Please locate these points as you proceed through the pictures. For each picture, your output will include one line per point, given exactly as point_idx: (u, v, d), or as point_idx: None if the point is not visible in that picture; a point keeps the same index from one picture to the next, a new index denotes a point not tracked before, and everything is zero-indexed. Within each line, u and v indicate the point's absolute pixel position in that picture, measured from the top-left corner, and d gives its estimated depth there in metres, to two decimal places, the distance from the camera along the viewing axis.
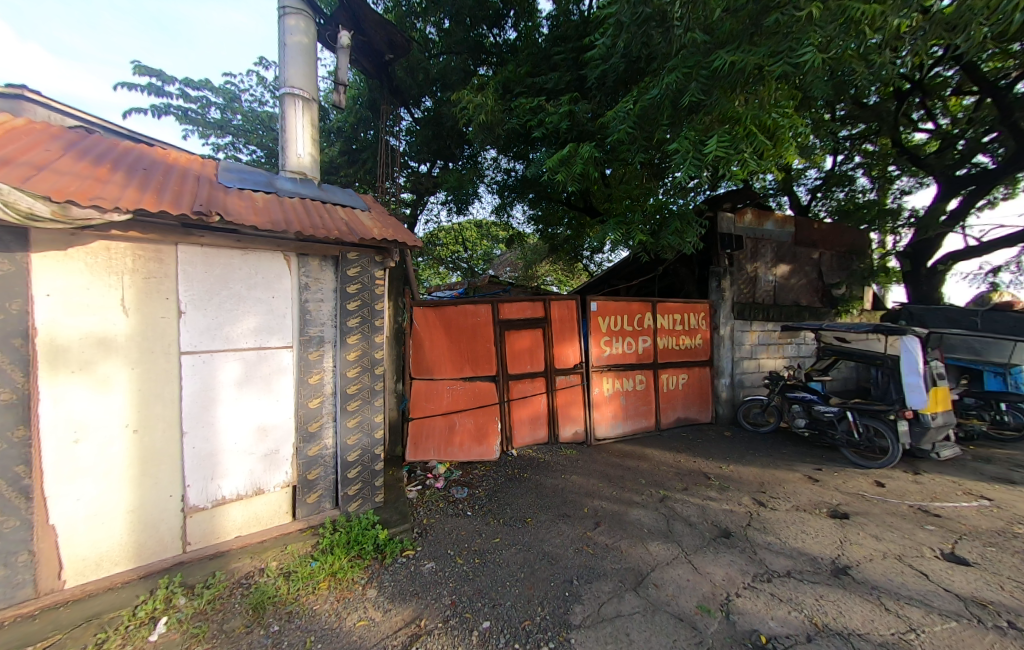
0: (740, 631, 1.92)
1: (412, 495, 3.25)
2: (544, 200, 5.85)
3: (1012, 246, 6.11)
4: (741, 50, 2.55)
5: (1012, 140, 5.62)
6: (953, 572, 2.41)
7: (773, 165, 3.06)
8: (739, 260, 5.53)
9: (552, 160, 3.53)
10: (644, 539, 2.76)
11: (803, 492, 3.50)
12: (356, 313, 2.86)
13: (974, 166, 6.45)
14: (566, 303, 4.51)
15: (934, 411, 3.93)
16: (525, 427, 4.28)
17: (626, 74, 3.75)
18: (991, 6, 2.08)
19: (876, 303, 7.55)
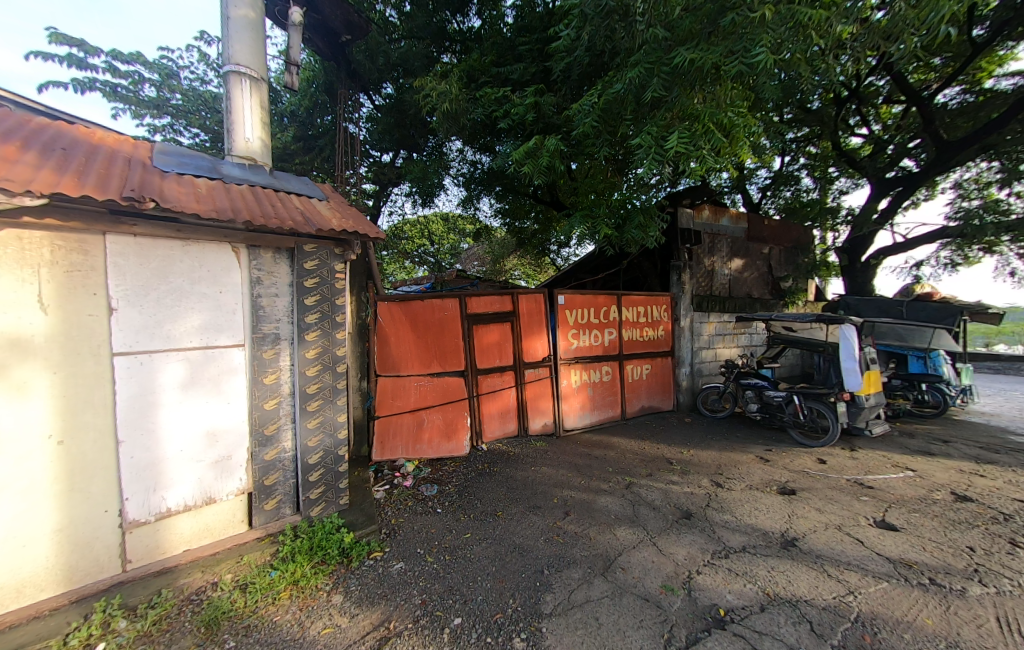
0: (702, 606, 2.02)
1: (380, 495, 3.15)
2: (510, 192, 5.83)
3: (931, 242, 6.82)
4: (700, 48, 2.62)
5: (933, 145, 6.23)
6: (884, 537, 2.67)
7: (728, 162, 3.19)
8: (698, 255, 5.79)
9: (518, 152, 3.49)
10: (612, 525, 2.83)
11: (756, 471, 3.74)
12: (315, 308, 2.71)
13: (901, 169, 7.08)
14: (534, 297, 4.56)
15: (867, 392, 4.33)
16: (494, 421, 4.27)
17: (591, 68, 3.77)
18: (920, 18, 2.27)
19: (818, 295, 8.18)
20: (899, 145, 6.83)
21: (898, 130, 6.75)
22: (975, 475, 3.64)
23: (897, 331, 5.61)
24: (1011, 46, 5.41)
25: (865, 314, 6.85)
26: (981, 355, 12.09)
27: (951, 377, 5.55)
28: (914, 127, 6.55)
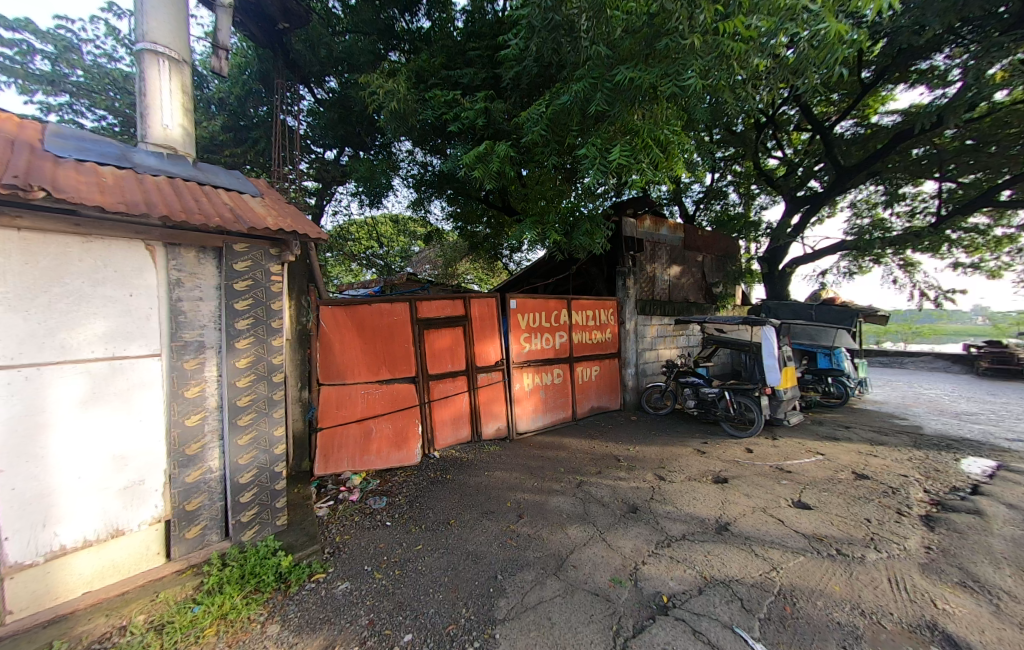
0: (647, 595, 2.12)
1: (323, 512, 2.95)
2: (462, 196, 5.81)
3: (833, 254, 7.82)
4: (638, 68, 2.80)
5: (833, 170, 7.17)
6: (800, 516, 2.98)
7: (666, 176, 3.43)
8: (641, 261, 6.14)
9: (468, 156, 3.48)
10: (564, 524, 2.89)
11: (694, 463, 4.02)
12: (247, 313, 2.49)
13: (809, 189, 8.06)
14: (486, 301, 4.55)
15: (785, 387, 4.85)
16: (447, 427, 4.19)
17: (538, 78, 3.87)
18: (819, 58, 2.61)
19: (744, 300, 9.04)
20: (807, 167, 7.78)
21: (806, 155, 7.70)
22: (870, 455, 4.21)
23: (808, 331, 6.25)
24: (890, 89, 6.40)
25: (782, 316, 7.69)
26: (873, 351, 14.05)
27: (850, 371, 6.40)
28: (818, 152, 7.49)
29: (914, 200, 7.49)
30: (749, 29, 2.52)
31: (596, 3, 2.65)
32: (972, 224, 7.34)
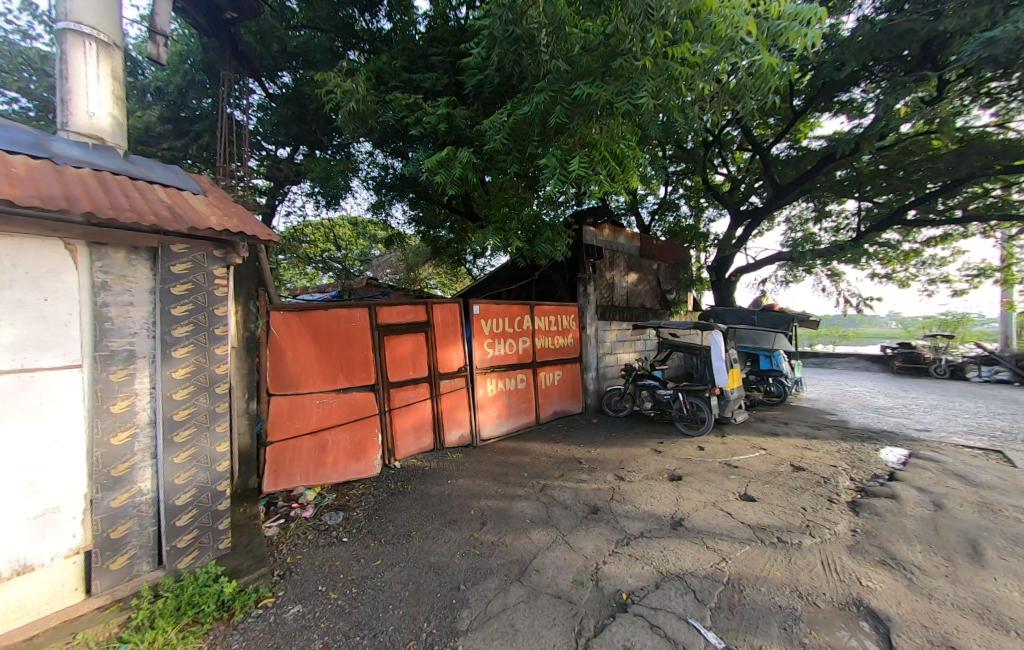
0: (608, 594, 2.17)
1: (272, 532, 2.75)
2: (424, 200, 5.77)
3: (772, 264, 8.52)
4: (595, 85, 2.92)
5: (771, 187, 7.84)
6: (745, 508, 3.19)
7: (622, 188, 3.59)
8: (601, 268, 6.36)
9: (429, 161, 3.45)
10: (527, 529, 2.90)
11: (651, 463, 4.19)
12: (185, 319, 2.30)
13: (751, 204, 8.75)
14: (449, 307, 4.51)
15: (731, 387, 5.19)
16: (408, 436, 4.08)
17: (500, 87, 3.93)
18: (755, 86, 2.86)
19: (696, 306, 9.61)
20: (749, 184, 8.45)
21: (747, 172, 8.36)
22: (806, 448, 4.60)
23: (751, 335, 6.75)
24: (817, 116, 7.12)
25: (729, 321, 8.25)
26: (807, 353, 15.40)
27: (788, 371, 6.98)
28: (758, 171, 8.17)
29: (839, 217, 8.35)
30: (694, 55, 2.72)
31: (554, 20, 2.75)
32: (886, 240, 8.30)
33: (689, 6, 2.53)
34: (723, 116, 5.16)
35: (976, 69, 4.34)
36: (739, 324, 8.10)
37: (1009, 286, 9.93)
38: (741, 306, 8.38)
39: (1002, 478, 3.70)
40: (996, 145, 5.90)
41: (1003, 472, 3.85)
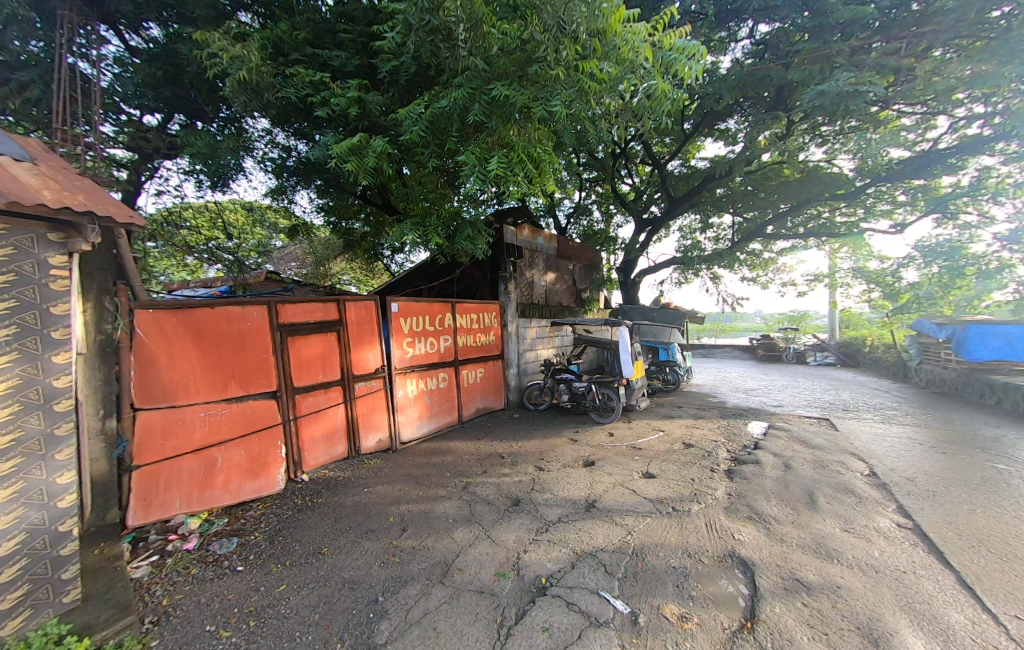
0: (528, 581, 2.25)
1: (141, 573, 2.28)
2: (333, 188, 5.39)
3: (669, 267, 9.67)
4: (513, 87, 2.99)
5: (667, 199, 8.89)
6: (647, 484, 3.57)
7: (539, 190, 3.73)
8: (521, 268, 6.56)
9: (338, 146, 3.20)
10: (450, 529, 2.86)
11: (567, 451, 4.45)
12: (5, 318, 1.79)
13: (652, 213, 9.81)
14: (364, 305, 4.26)
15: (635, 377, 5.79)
16: (317, 446, 3.75)
17: (417, 77, 3.80)
18: (652, 107, 3.20)
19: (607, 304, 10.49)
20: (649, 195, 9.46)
21: (648, 184, 9.36)
22: (694, 427, 5.32)
23: (652, 330, 7.58)
24: (702, 140, 8.23)
25: (635, 318, 9.17)
26: (696, 345, 17.81)
27: (681, 361, 8.02)
28: (656, 184, 9.20)
29: (719, 229, 9.78)
30: (601, 72, 2.92)
31: (472, 16, 2.75)
32: (752, 249, 9.97)
33: (597, 25, 2.72)
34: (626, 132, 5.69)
35: (812, 114, 5.40)
36: (643, 320, 9.05)
37: (834, 289, 12.66)
38: (644, 304, 9.34)
39: (829, 440, 4.72)
40: (827, 178, 7.45)
41: (829, 435, 4.92)
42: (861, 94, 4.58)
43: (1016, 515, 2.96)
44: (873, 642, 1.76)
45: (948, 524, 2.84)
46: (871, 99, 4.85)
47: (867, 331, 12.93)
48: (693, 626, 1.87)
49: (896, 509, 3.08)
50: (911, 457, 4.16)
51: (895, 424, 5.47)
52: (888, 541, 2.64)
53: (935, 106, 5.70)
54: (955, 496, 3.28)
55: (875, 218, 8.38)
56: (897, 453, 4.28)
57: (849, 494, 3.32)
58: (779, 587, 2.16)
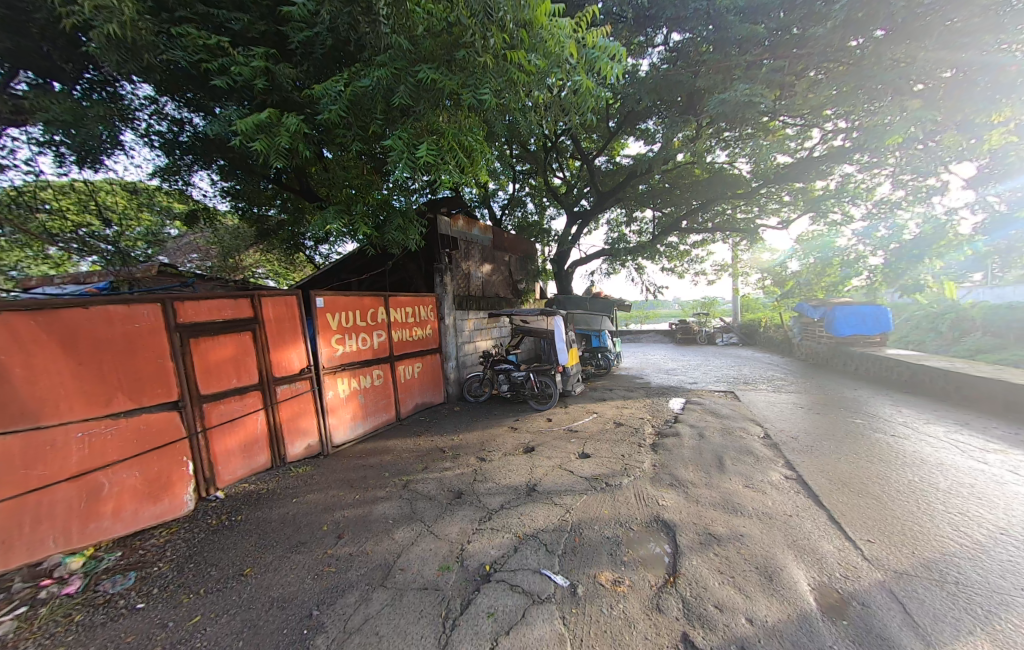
0: (472, 570, 2.27)
1: (3, 630, 1.83)
2: (239, 170, 4.83)
3: (599, 259, 10.23)
4: (440, 71, 2.90)
5: (595, 193, 9.36)
6: (582, 464, 3.78)
7: (471, 180, 3.69)
8: (456, 259, 6.48)
9: (242, 122, 2.84)
10: (390, 530, 2.77)
11: (508, 440, 4.54)
12: None
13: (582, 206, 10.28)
14: (283, 300, 3.90)
15: (569, 364, 6.07)
16: (233, 458, 3.38)
17: (336, 52, 3.52)
18: (579, 101, 3.33)
19: (542, 295, 10.83)
20: (578, 189, 9.89)
21: (577, 179, 9.78)
22: (623, 407, 5.74)
23: (585, 319, 7.97)
24: (626, 139, 8.77)
25: (569, 308, 9.58)
26: (625, 331, 19.18)
27: (611, 347, 8.60)
28: (585, 178, 9.65)
29: (642, 223, 10.57)
30: (530, 64, 2.94)
31: None
32: (670, 242, 10.93)
33: (523, 15, 2.72)
34: (555, 125, 5.85)
35: (716, 120, 5.99)
36: (577, 310, 9.49)
37: (736, 277, 14.43)
38: (578, 294, 9.79)
39: (733, 409, 5.42)
40: (729, 179, 8.40)
41: (733, 405, 5.63)
42: (754, 105, 5.19)
43: (868, 460, 3.66)
44: (768, 578, 2.07)
45: (822, 473, 3.42)
46: (762, 110, 5.52)
47: (762, 314, 14.96)
48: (625, 588, 2.04)
49: (785, 464, 3.63)
50: (794, 419, 4.93)
51: (783, 392, 6.43)
52: (779, 491, 3.11)
53: (810, 120, 6.67)
54: (826, 449, 3.96)
55: (765, 215, 9.65)
56: (785, 417, 5.04)
57: (749, 454, 3.84)
58: (695, 542, 2.44)
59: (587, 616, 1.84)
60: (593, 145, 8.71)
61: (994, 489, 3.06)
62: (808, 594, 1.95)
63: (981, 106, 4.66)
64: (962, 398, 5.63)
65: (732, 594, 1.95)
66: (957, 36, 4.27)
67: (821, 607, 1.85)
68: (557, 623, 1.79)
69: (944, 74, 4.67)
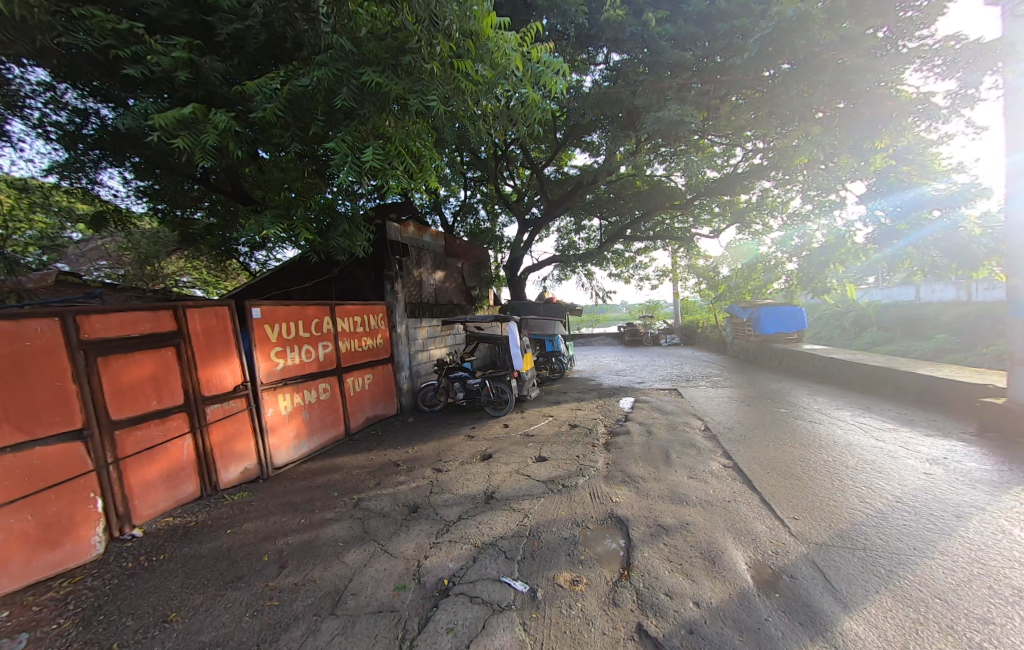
0: (430, 586, 2.20)
1: None
2: (159, 169, 4.38)
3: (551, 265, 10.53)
4: (385, 75, 2.84)
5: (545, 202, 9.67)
6: (539, 467, 3.83)
7: (420, 187, 3.64)
8: (408, 266, 6.34)
9: (161, 118, 2.58)
10: (340, 553, 2.61)
11: (465, 449, 4.49)
12: None
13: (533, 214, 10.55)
14: (213, 312, 3.57)
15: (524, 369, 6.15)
16: (154, 491, 3.01)
17: (271, 49, 3.34)
18: (527, 112, 3.44)
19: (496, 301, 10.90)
20: (529, 197, 10.15)
21: (528, 188, 10.04)
22: (577, 409, 5.90)
23: (539, 324, 8.13)
24: (573, 150, 9.16)
25: (524, 313, 9.73)
26: (578, 334, 19.80)
27: (565, 350, 8.86)
28: (534, 187, 9.94)
29: (590, 230, 11.04)
30: (476, 74, 2.98)
31: None
32: (616, 249, 11.53)
33: (469, 26, 2.76)
34: (503, 135, 5.98)
35: (652, 136, 6.43)
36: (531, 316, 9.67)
37: (676, 281, 15.53)
38: (532, 300, 9.97)
39: (677, 405, 5.80)
40: (666, 190, 9.04)
41: (677, 401, 6.02)
42: (685, 124, 5.63)
43: (792, 445, 4.08)
44: (711, 561, 2.23)
45: (755, 459, 3.75)
46: (692, 128, 6.00)
47: (700, 316, 16.19)
48: (583, 587, 2.08)
49: (723, 453, 3.94)
50: (729, 412, 5.37)
51: (719, 387, 6.99)
52: (718, 479, 3.36)
53: (733, 140, 7.39)
54: (757, 437, 4.36)
55: (699, 225, 10.51)
56: (722, 410, 5.48)
57: (692, 447, 4.12)
58: (646, 534, 2.56)
59: (548, 619, 1.85)
60: (542, 155, 9.00)
61: (889, 463, 3.55)
62: (745, 572, 2.11)
63: (867, 134, 5.43)
64: (863, 385, 6.48)
65: (681, 581, 2.07)
66: (847, 73, 4.94)
67: (757, 583, 2.02)
68: (518, 630, 1.79)
69: (838, 104, 5.36)
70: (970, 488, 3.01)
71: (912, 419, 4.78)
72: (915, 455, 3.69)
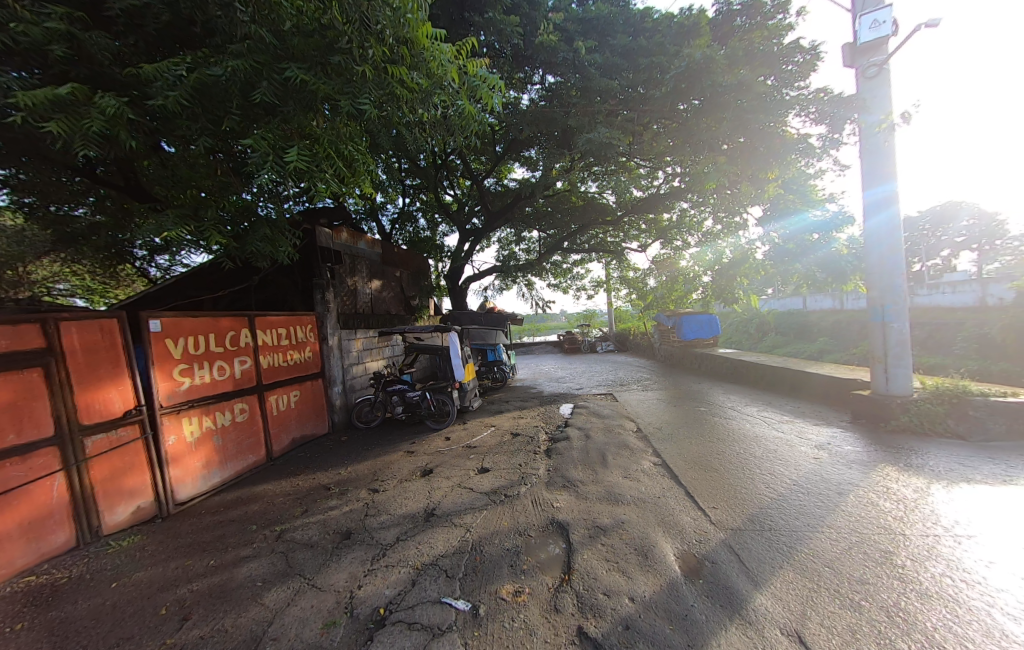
0: (364, 618, 2.05)
1: None
2: (27, 156, 3.70)
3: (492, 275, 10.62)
4: (312, 73, 2.68)
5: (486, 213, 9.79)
6: (481, 479, 3.79)
7: (353, 192, 3.48)
8: (341, 274, 6.00)
9: (27, 96, 2.17)
10: (258, 594, 2.33)
11: (404, 465, 4.30)
12: None
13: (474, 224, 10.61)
14: (95, 326, 3.05)
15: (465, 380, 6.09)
16: (9, 546, 2.44)
17: (177, 33, 3.01)
18: (464, 123, 3.47)
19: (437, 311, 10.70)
20: (470, 208, 10.21)
21: (468, 198, 10.10)
22: (519, 418, 5.96)
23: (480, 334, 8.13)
24: (512, 164, 9.43)
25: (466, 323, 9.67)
26: (520, 343, 20.02)
27: (507, 360, 8.93)
28: (475, 198, 10.03)
29: (529, 242, 11.37)
30: (411, 81, 2.95)
31: None
32: (555, 261, 11.99)
33: (403, 33, 2.73)
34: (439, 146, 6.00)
35: (584, 156, 6.80)
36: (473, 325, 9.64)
37: (609, 292, 16.49)
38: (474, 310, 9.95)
39: (612, 408, 6.12)
40: (599, 206, 9.61)
41: (612, 405, 6.36)
42: (613, 146, 6.04)
43: (710, 440, 4.51)
44: (643, 556, 2.36)
45: (680, 455, 4.08)
46: (619, 150, 6.42)
47: (632, 324, 17.32)
48: (525, 597, 2.08)
49: (653, 452, 4.22)
50: (657, 412, 5.80)
51: (649, 390, 7.52)
52: (649, 477, 3.58)
53: (654, 164, 8.10)
54: (681, 435, 4.75)
55: (629, 240, 11.30)
56: (651, 411, 5.88)
57: (625, 448, 4.36)
58: (585, 536, 2.64)
59: (490, 635, 1.82)
60: (482, 166, 9.13)
61: (787, 451, 4.06)
62: (673, 563, 2.27)
63: (762, 165, 6.28)
64: (766, 383, 7.39)
65: (617, 578, 2.16)
66: (745, 113, 5.70)
67: (684, 573, 2.17)
68: None
69: (739, 139, 5.99)
70: (848, 468, 3.55)
71: (804, 411, 5.54)
72: (807, 442, 4.28)
